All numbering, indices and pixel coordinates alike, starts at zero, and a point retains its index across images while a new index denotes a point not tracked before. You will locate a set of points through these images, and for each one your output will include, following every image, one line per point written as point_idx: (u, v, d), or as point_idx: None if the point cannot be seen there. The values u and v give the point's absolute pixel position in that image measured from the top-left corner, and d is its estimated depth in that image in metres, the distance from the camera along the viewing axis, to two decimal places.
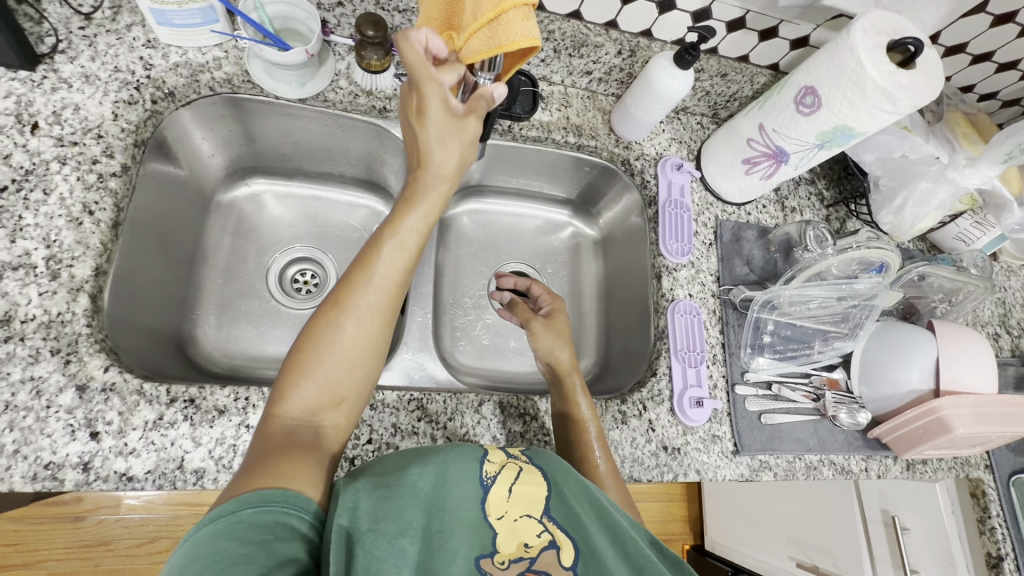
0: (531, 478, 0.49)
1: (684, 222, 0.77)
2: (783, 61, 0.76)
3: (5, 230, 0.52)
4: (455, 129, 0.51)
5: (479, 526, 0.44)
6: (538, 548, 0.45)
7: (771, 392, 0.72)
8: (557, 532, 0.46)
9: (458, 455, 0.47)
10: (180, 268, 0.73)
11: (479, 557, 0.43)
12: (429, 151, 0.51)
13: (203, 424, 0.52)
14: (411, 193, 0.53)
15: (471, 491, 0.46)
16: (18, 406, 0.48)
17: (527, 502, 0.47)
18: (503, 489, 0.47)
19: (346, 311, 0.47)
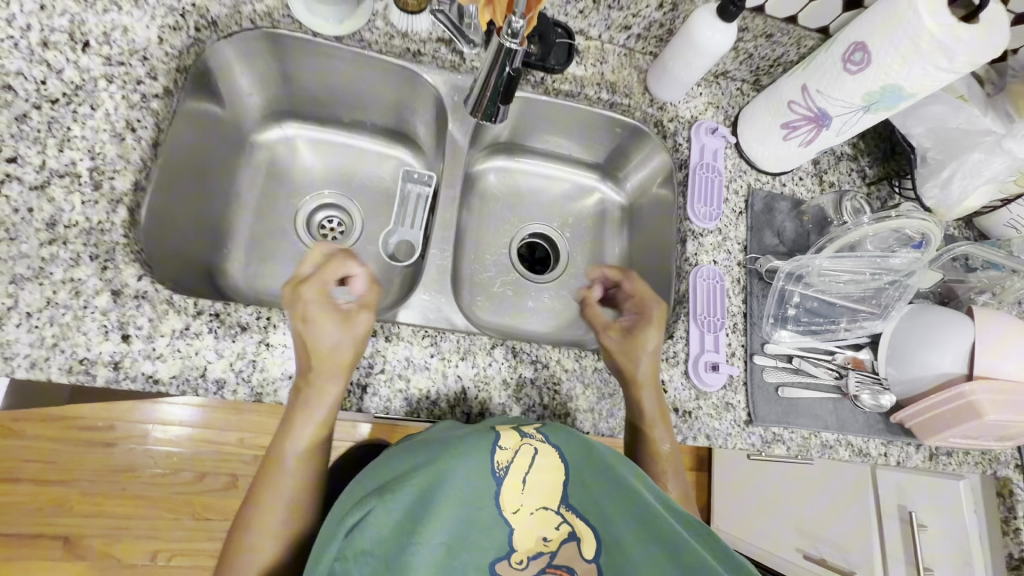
0: (544, 466, 0.48)
1: (715, 186, 0.75)
2: (833, 25, 0.71)
3: (54, 139, 0.54)
4: (346, 327, 0.54)
5: (495, 523, 0.46)
6: (558, 542, 0.47)
7: (791, 365, 0.70)
8: (576, 520, 0.48)
9: (463, 450, 0.47)
10: (213, 203, 0.76)
11: (497, 560, 0.46)
12: (320, 344, 0.52)
13: (227, 338, 0.54)
14: (302, 385, 0.53)
15: (484, 486, 0.46)
16: (58, 303, 0.51)
17: (545, 493, 0.48)
18: (517, 482, 0.47)
19: (271, 484, 0.51)
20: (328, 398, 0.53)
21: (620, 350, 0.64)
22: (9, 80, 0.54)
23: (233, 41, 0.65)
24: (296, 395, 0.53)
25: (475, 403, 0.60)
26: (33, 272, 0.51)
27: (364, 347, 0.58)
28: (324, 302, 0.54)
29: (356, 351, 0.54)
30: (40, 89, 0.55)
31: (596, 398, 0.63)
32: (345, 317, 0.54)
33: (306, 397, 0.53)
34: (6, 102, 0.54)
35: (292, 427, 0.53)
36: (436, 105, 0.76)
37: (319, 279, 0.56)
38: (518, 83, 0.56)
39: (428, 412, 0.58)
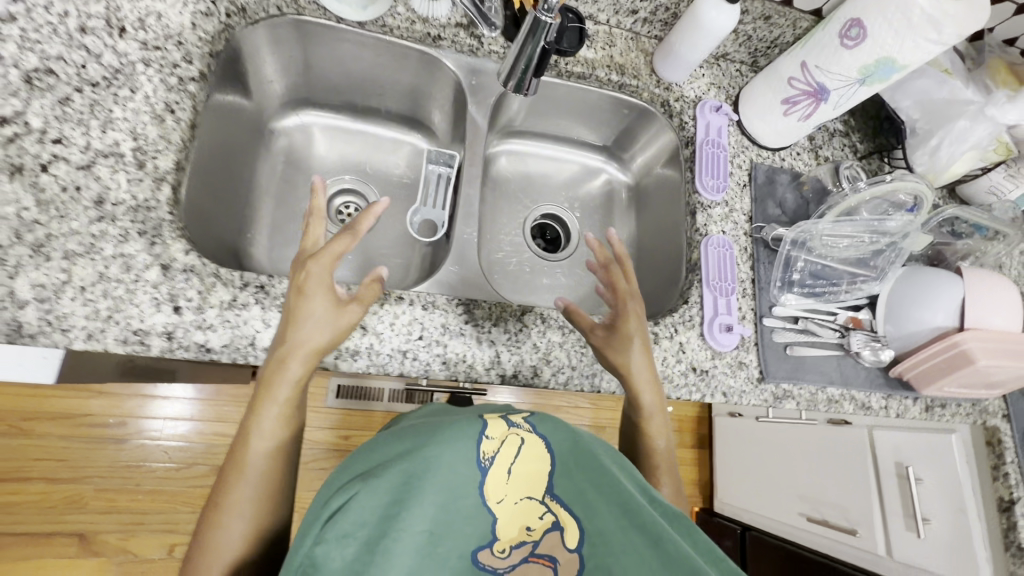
0: (532, 455, 0.42)
1: (721, 161, 0.79)
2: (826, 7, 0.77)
3: (97, 121, 0.56)
4: (335, 315, 0.51)
5: (479, 512, 0.39)
6: (542, 531, 0.40)
7: (798, 326, 0.74)
8: (561, 512, 0.40)
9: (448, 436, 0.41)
10: (239, 188, 0.78)
11: (478, 550, 0.38)
12: (295, 327, 0.49)
13: (273, 308, 0.56)
14: (270, 370, 0.49)
15: (468, 475, 0.40)
16: (110, 277, 0.53)
17: (532, 484, 0.41)
18: (502, 470, 0.40)
19: (236, 474, 0.47)
20: (297, 381, 0.49)
21: (608, 349, 0.61)
22: (50, 64, 0.56)
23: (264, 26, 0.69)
24: (263, 380, 0.49)
25: (508, 366, 0.63)
26: (84, 248, 0.52)
27: (402, 315, 0.60)
28: (326, 291, 0.51)
29: (335, 339, 0.51)
30: (80, 73, 0.56)
31: None
32: (334, 302, 0.51)
33: (265, 380, 0.49)
34: (49, 86, 0.55)
35: (256, 415, 0.49)
36: (454, 89, 0.79)
37: (322, 262, 0.52)
38: (550, 57, 0.59)
39: (465, 375, 0.61)
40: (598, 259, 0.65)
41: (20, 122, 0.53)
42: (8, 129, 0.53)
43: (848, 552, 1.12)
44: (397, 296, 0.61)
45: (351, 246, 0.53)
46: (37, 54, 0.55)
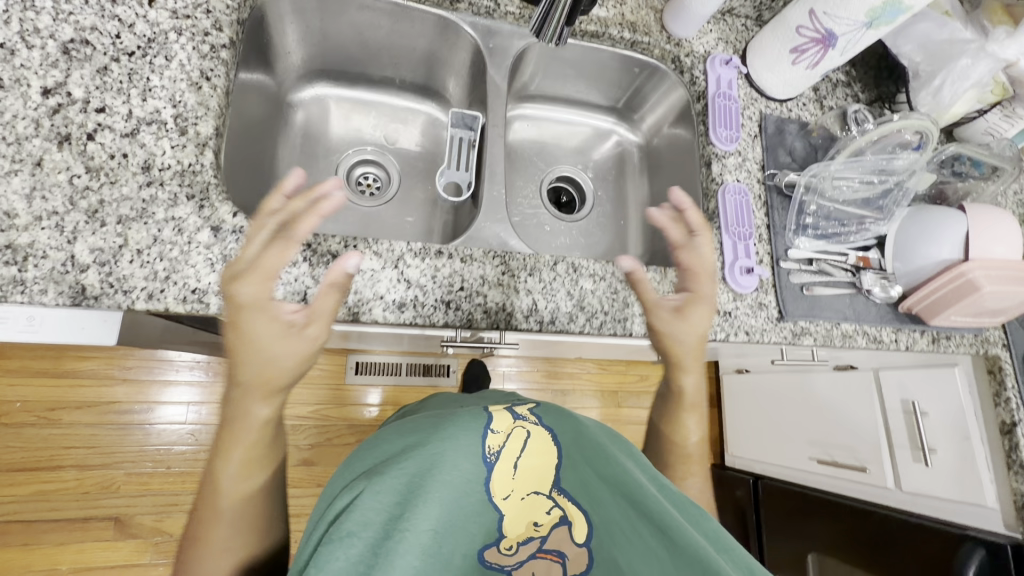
0: (536, 447, 0.50)
1: (733, 112, 0.82)
2: None
3: (136, 89, 0.57)
4: (286, 341, 0.49)
5: (485, 508, 0.46)
6: (549, 526, 0.47)
7: (812, 267, 0.78)
8: (567, 506, 0.49)
9: (453, 438, 0.48)
10: (264, 161, 0.80)
11: (486, 545, 0.45)
12: (246, 363, 0.48)
13: (321, 265, 0.58)
14: (234, 410, 0.50)
15: (474, 472, 0.47)
16: (164, 240, 0.54)
17: (535, 477, 0.49)
18: (509, 465, 0.48)
19: (210, 513, 0.49)
20: (259, 417, 0.50)
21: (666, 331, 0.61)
22: (86, 34, 0.57)
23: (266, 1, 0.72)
24: (228, 422, 0.50)
25: (545, 313, 0.66)
26: (137, 212, 0.54)
27: (443, 268, 0.63)
28: (269, 315, 0.49)
29: (293, 368, 0.50)
30: (116, 43, 0.58)
31: None
32: (285, 331, 0.49)
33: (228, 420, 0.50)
34: (86, 56, 0.56)
35: (222, 457, 0.50)
36: (470, 52, 0.81)
37: (256, 282, 0.50)
38: (580, 8, 0.61)
39: (505, 324, 0.64)
40: (672, 237, 0.65)
41: (62, 92, 0.54)
42: (52, 100, 0.54)
43: (858, 489, 1.18)
44: (436, 249, 0.63)
45: (288, 256, 0.51)
46: (72, 24, 0.56)
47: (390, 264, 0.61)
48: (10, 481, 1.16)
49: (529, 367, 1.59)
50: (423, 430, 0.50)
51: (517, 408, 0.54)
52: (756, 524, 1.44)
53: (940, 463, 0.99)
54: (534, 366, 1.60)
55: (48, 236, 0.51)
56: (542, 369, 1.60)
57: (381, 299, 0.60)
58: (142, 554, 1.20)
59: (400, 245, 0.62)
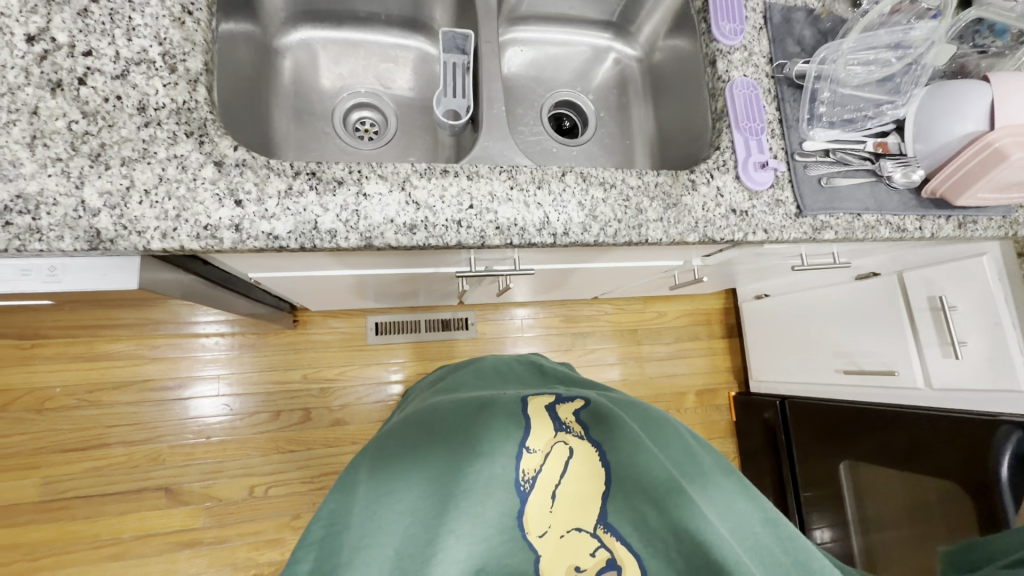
0: (574, 474, 0.56)
1: (735, 4, 0.78)
2: None
3: (120, 30, 0.56)
4: None
5: (522, 547, 0.53)
6: (594, 568, 0.52)
7: (829, 158, 0.75)
8: (615, 547, 0.52)
9: (477, 462, 0.55)
10: (260, 112, 0.78)
11: None
12: None
13: (328, 193, 0.58)
14: None
15: (502, 498, 0.54)
16: (170, 178, 0.54)
17: (571, 502, 0.55)
18: (541, 501, 0.54)
19: None
20: None
21: None
22: None
23: None
24: None
25: (558, 226, 0.64)
26: (139, 153, 0.54)
27: (451, 187, 0.62)
28: None
29: None
30: None
31: (663, 210, 0.69)
32: None
33: None
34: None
35: None
36: None
37: None
38: None
39: (519, 239, 0.63)
40: None
41: (47, 39, 0.54)
42: (38, 46, 0.53)
43: (885, 395, 1.18)
44: (442, 169, 0.62)
45: None
46: None
47: (396, 187, 0.60)
48: (64, 461, 1.23)
49: (545, 313, 1.59)
50: (456, 444, 0.58)
51: (561, 419, 0.60)
52: (785, 442, 1.45)
53: (971, 354, 0.98)
54: (550, 311, 1.60)
55: (56, 182, 0.51)
56: (557, 314, 1.61)
57: (393, 222, 0.59)
58: (197, 519, 1.26)
59: (404, 167, 0.61)
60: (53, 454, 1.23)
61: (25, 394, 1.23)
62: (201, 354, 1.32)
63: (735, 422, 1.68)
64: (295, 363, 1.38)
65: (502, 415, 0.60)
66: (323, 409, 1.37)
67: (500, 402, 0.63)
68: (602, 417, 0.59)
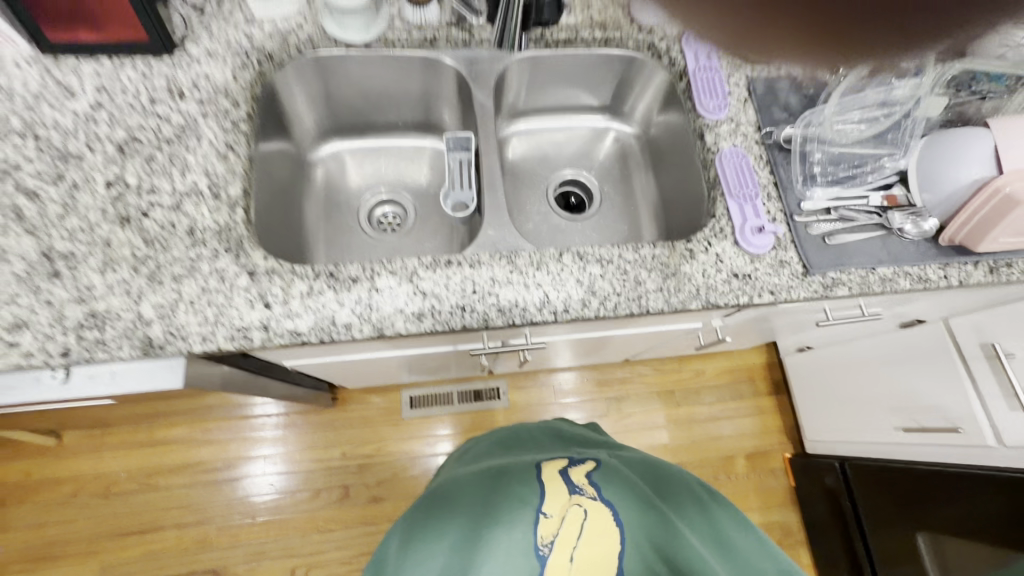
0: (593, 530, 0.53)
1: (716, 82, 0.83)
2: None
3: (178, 168, 0.68)
4: None
5: None
6: None
7: (831, 215, 0.75)
8: None
9: (497, 527, 0.53)
10: (293, 218, 0.88)
11: None
12: None
13: (343, 290, 0.64)
14: None
15: (520, 564, 0.50)
16: (211, 288, 0.62)
17: (592, 563, 0.51)
18: (560, 561, 0.50)
19: None
20: None
21: None
22: (136, 133, 0.69)
23: (238, 74, 0.75)
24: None
25: (558, 303, 0.68)
26: (187, 269, 0.63)
27: (455, 276, 0.67)
28: None
29: None
30: (158, 135, 0.69)
31: (662, 280, 0.70)
32: None
33: None
34: (136, 150, 0.68)
35: None
36: (457, 82, 0.88)
37: None
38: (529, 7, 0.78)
39: (521, 318, 0.67)
40: None
41: (122, 182, 0.66)
42: (114, 190, 0.66)
43: (956, 454, 1.07)
44: (446, 260, 0.68)
45: None
46: (125, 127, 0.69)
47: (405, 279, 0.66)
48: (124, 544, 1.30)
49: (577, 377, 1.58)
50: (476, 512, 0.56)
51: (575, 483, 0.58)
52: (853, 511, 1.32)
53: None
54: (583, 375, 1.59)
55: (121, 300, 0.61)
56: (591, 378, 1.59)
57: (402, 312, 0.65)
58: None
59: (412, 261, 0.67)
60: (116, 538, 1.31)
61: (95, 480, 1.34)
62: (248, 435, 1.40)
63: (795, 487, 1.54)
64: (334, 441, 1.43)
65: (519, 483, 0.59)
66: (361, 486, 1.40)
67: (516, 471, 0.63)
68: (614, 481, 0.59)
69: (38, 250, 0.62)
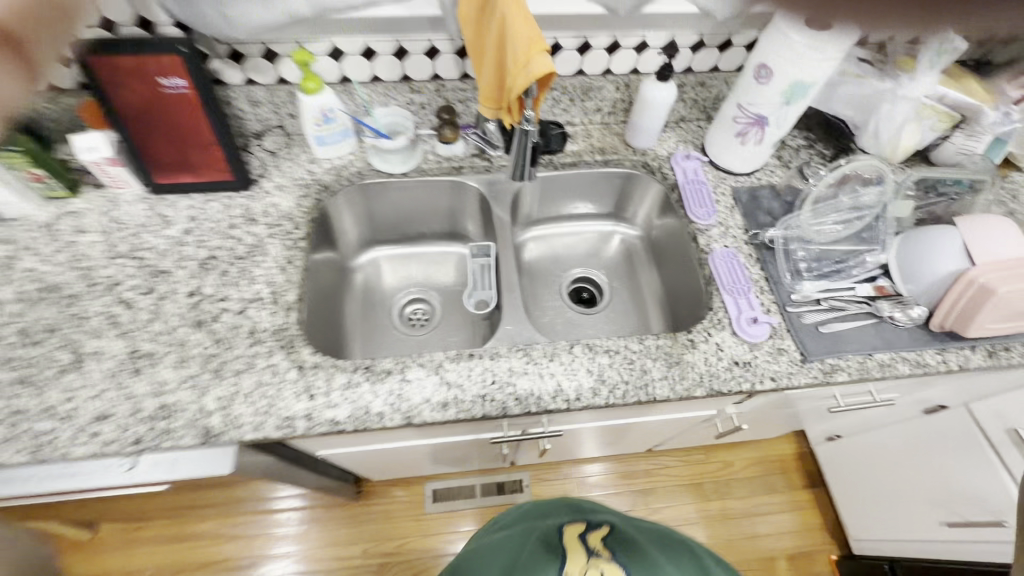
0: None
1: (704, 192, 0.95)
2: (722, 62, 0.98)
3: (246, 279, 0.81)
4: None
5: None
6: None
7: (822, 306, 0.82)
8: None
9: None
10: (335, 317, 0.99)
11: None
12: None
13: (378, 381, 0.72)
14: None
15: None
16: (266, 381, 0.72)
17: None
18: None
19: None
20: None
21: None
22: (215, 251, 0.83)
23: (301, 201, 0.91)
24: None
25: (571, 391, 0.74)
26: (247, 365, 0.73)
27: (476, 367, 0.75)
28: None
29: None
30: (232, 252, 0.84)
31: (666, 368, 0.76)
32: None
33: None
34: (214, 265, 0.82)
35: None
36: (479, 199, 1.03)
37: None
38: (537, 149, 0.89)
39: (536, 405, 0.73)
40: None
41: (200, 292, 0.79)
42: (193, 298, 0.78)
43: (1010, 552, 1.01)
44: (468, 353, 0.76)
45: None
46: (207, 247, 0.84)
47: (432, 371, 0.74)
48: None
49: (602, 469, 1.56)
50: None
51: (592, 543, 0.57)
52: None
53: None
54: (608, 467, 1.57)
55: (189, 393, 0.70)
56: (616, 470, 1.56)
57: (429, 401, 0.72)
58: None
59: (439, 354, 0.75)
60: None
61: None
62: (273, 530, 1.41)
63: None
64: (355, 537, 1.42)
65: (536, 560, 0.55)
66: None
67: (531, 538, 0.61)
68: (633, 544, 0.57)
69: (126, 350, 0.73)
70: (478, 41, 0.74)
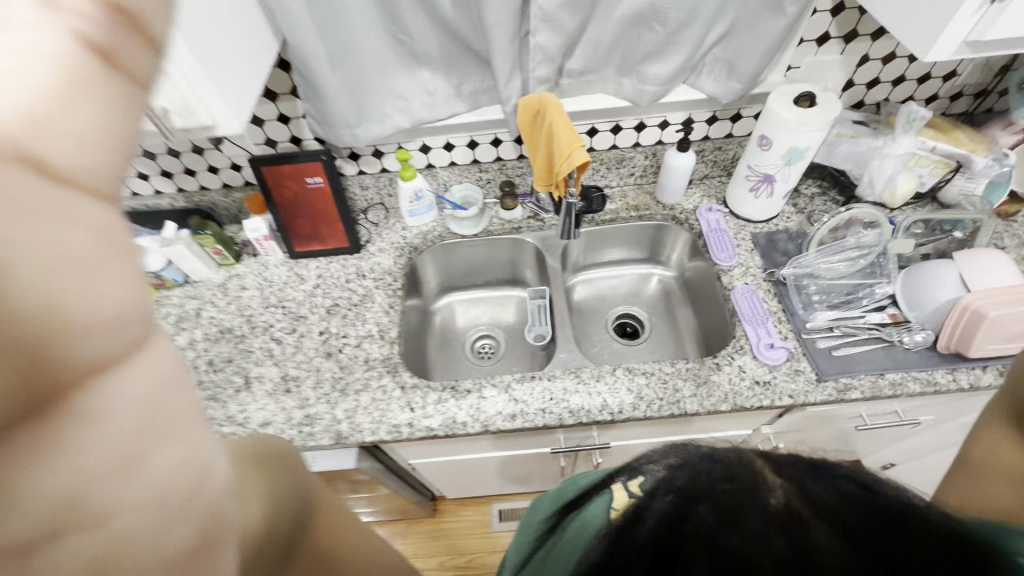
0: None
1: (726, 239, 1.11)
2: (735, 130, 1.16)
3: (360, 320, 1.06)
4: None
5: None
6: None
7: (834, 332, 0.95)
8: None
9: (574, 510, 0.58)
10: (422, 350, 1.23)
11: None
12: None
13: (462, 397, 0.93)
14: None
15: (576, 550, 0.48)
16: (378, 397, 0.95)
17: None
18: None
19: None
20: None
21: None
22: (337, 300, 1.10)
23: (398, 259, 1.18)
24: None
25: (615, 405, 0.91)
26: (364, 385, 0.96)
27: (537, 386, 0.94)
28: None
29: None
30: (349, 300, 1.10)
31: (695, 386, 0.92)
32: None
33: None
34: (337, 310, 1.08)
35: None
36: (535, 251, 1.25)
37: None
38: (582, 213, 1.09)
39: (587, 417, 0.90)
40: None
41: (328, 331, 1.05)
42: (324, 336, 1.04)
43: None
44: (531, 376, 0.95)
45: None
46: (331, 297, 1.11)
47: (503, 389, 0.94)
48: None
49: None
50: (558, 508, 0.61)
51: None
52: None
53: None
54: None
55: (324, 406, 0.94)
56: None
57: (501, 413, 0.91)
58: None
59: (508, 377, 0.95)
60: None
61: None
62: None
63: None
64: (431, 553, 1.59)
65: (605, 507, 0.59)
66: None
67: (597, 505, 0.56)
68: None
69: (280, 374, 0.99)
70: (532, 135, 0.97)
